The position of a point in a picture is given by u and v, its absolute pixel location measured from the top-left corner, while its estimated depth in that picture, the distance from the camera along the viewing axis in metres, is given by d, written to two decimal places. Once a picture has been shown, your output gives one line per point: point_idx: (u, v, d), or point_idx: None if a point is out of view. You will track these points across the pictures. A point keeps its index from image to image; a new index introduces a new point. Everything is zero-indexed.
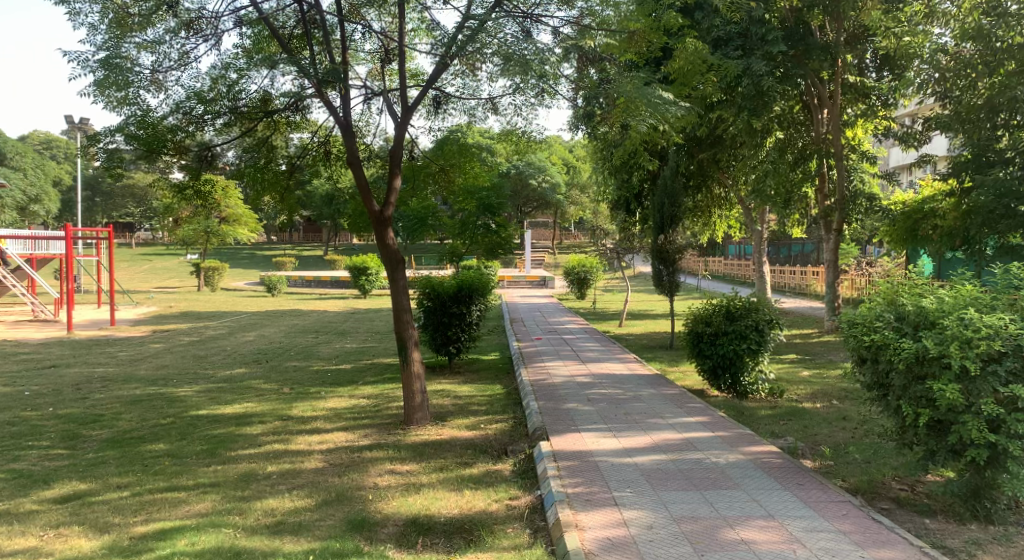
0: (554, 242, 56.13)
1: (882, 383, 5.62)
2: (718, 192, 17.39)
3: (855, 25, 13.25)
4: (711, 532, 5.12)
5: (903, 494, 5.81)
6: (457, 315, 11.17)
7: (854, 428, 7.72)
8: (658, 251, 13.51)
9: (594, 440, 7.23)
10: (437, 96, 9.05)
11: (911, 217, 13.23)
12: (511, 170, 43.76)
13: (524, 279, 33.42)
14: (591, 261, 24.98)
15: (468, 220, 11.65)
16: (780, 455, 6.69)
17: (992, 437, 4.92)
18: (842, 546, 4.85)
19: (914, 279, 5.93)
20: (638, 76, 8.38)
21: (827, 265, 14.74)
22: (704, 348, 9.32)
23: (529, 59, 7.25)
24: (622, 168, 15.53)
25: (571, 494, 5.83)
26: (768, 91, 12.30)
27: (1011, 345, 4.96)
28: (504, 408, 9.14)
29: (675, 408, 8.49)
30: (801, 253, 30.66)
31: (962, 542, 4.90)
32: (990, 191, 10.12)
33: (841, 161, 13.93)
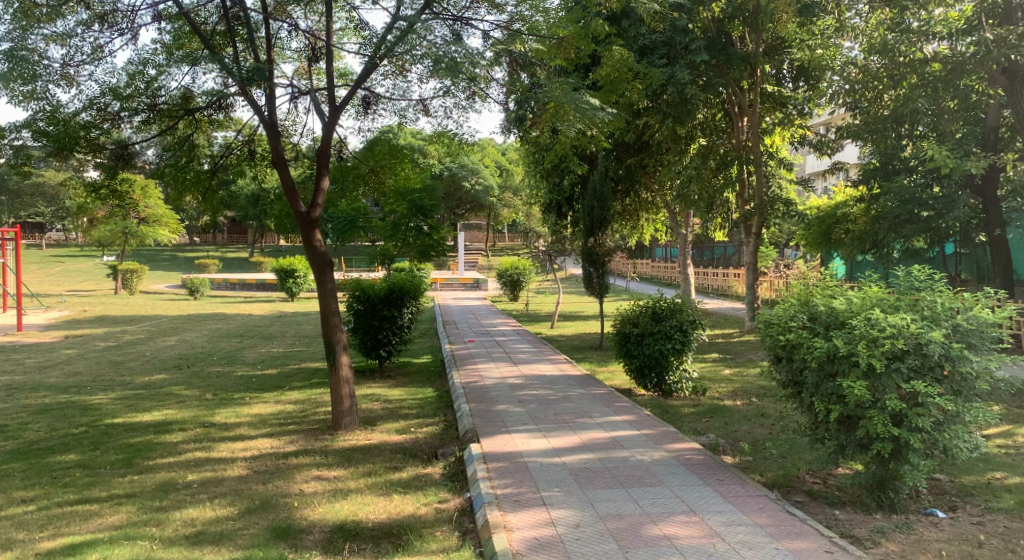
0: (486, 245, 56.23)
1: (796, 380, 5.89)
2: (645, 197, 17.74)
3: (773, 37, 13.75)
4: (635, 529, 5.24)
5: (815, 487, 6.08)
6: (388, 318, 11.08)
7: (771, 424, 8.02)
8: (588, 253, 13.70)
9: (522, 441, 7.29)
10: (366, 96, 8.93)
11: (826, 220, 13.81)
12: (443, 171, 43.52)
13: (456, 280, 33.47)
14: (523, 263, 25.14)
15: (400, 222, 11.69)
16: (702, 451, 6.90)
17: (895, 431, 5.20)
18: (758, 539, 5.04)
19: (826, 281, 6.22)
20: (567, 81, 8.53)
21: (747, 267, 15.19)
22: (631, 349, 9.52)
23: (459, 61, 7.25)
24: (554, 172, 15.75)
25: (500, 495, 5.88)
26: (692, 99, 12.68)
27: (912, 344, 5.25)
28: (435, 411, 9.13)
29: (603, 408, 8.64)
30: (723, 255, 31.69)
31: (868, 531, 5.16)
32: (896, 198, 11.32)
33: (760, 167, 14.40)
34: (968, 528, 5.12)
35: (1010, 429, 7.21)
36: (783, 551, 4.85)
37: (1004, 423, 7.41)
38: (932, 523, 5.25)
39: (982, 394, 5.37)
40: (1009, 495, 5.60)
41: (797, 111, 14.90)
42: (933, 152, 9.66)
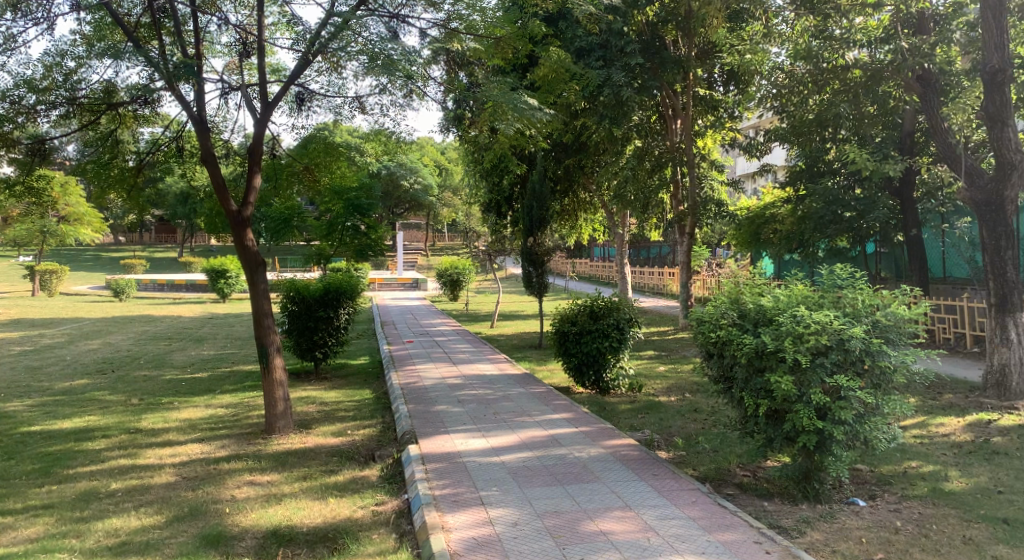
0: (425, 244, 55.94)
1: (727, 376, 6.06)
2: (583, 197, 17.90)
3: (704, 42, 14.07)
4: (571, 525, 5.29)
5: (746, 480, 6.26)
6: (324, 319, 10.88)
7: (704, 419, 8.22)
8: (528, 253, 13.76)
9: (461, 441, 7.27)
10: (300, 93, 8.75)
11: (754, 221, 14.22)
12: (381, 170, 43.07)
13: (394, 280, 33.24)
14: (463, 263, 25.06)
15: (336, 223, 11.65)
16: (638, 447, 7.02)
17: (820, 424, 5.38)
18: (691, 532, 5.15)
19: (755, 280, 6.40)
20: (504, 81, 8.59)
21: (682, 266, 15.46)
22: (570, 347, 9.61)
23: (395, 59, 7.22)
24: (493, 172, 15.70)
25: (438, 496, 5.85)
26: (627, 101, 12.86)
27: (835, 340, 5.45)
28: (372, 413, 9.02)
29: (541, 407, 8.69)
30: (660, 256, 32.36)
31: (794, 521, 5.33)
32: (821, 199, 12.30)
33: (693, 169, 14.72)
34: (887, 515, 5.35)
35: (925, 420, 7.58)
36: (715, 543, 4.97)
37: (919, 414, 7.79)
38: (854, 511, 5.47)
39: (899, 386, 5.62)
40: (923, 483, 5.87)
41: (727, 114, 15.31)
42: (854, 156, 10.05)
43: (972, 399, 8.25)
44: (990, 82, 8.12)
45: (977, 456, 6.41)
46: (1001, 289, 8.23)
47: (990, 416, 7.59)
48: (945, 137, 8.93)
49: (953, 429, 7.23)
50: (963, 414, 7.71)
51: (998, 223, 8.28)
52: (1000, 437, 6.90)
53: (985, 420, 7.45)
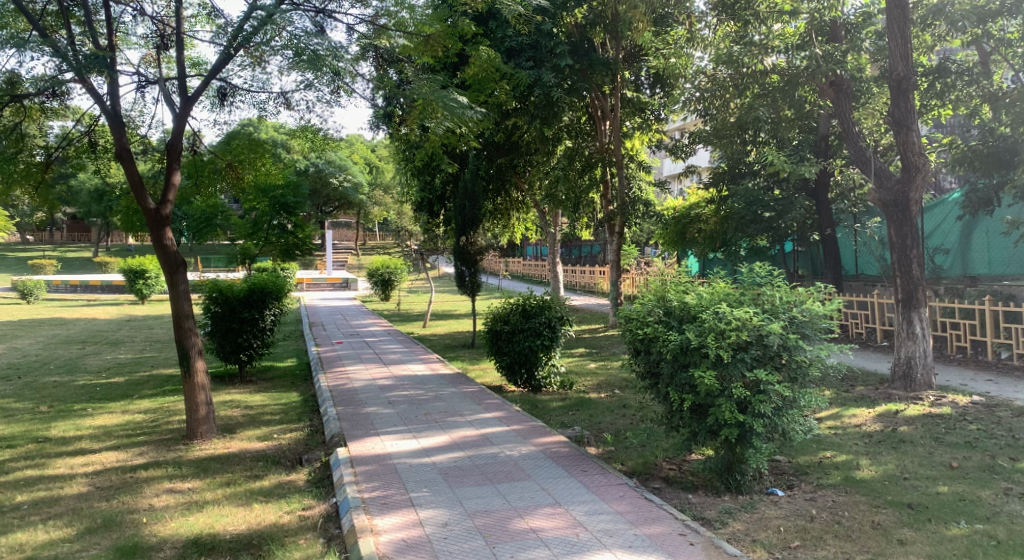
0: (355, 243, 55.16)
1: (653, 372, 6.19)
2: (515, 196, 17.93)
3: (631, 45, 14.35)
4: (502, 524, 5.30)
5: (671, 473, 6.41)
6: (249, 320, 10.60)
7: (633, 415, 8.38)
8: (460, 252, 13.73)
9: (391, 443, 7.19)
10: (221, 87, 8.47)
11: (680, 221, 14.63)
12: (309, 167, 42.24)
13: (323, 279, 32.72)
14: (395, 262, 24.78)
15: (261, 221, 11.35)
16: (568, 444, 7.10)
17: (741, 418, 5.54)
18: (619, 526, 5.23)
19: (680, 279, 6.55)
20: (434, 78, 8.56)
21: (612, 265, 15.66)
22: (502, 346, 9.63)
23: (321, 54, 7.16)
24: (425, 169, 15.56)
25: (367, 499, 5.78)
26: (557, 101, 13.01)
27: (754, 335, 5.63)
28: (300, 416, 8.84)
29: (473, 406, 8.69)
30: (591, 254, 32.87)
31: (717, 513, 5.49)
32: (743, 200, 12.81)
33: (622, 169, 14.98)
34: (803, 504, 5.57)
35: (838, 411, 7.93)
36: (641, 536, 5.06)
37: (833, 406, 8.15)
38: (773, 501, 5.67)
39: (815, 380, 5.85)
40: (837, 472, 6.13)
41: (654, 117, 15.64)
42: (773, 158, 10.41)
43: (881, 390, 8.68)
44: (896, 89, 8.55)
45: (885, 444, 6.74)
46: (908, 286, 8.65)
47: (898, 406, 7.99)
48: (856, 141, 9.33)
49: (864, 419, 7.58)
50: (873, 404, 8.10)
51: (904, 223, 8.72)
52: (906, 426, 7.27)
53: (893, 410, 7.85)
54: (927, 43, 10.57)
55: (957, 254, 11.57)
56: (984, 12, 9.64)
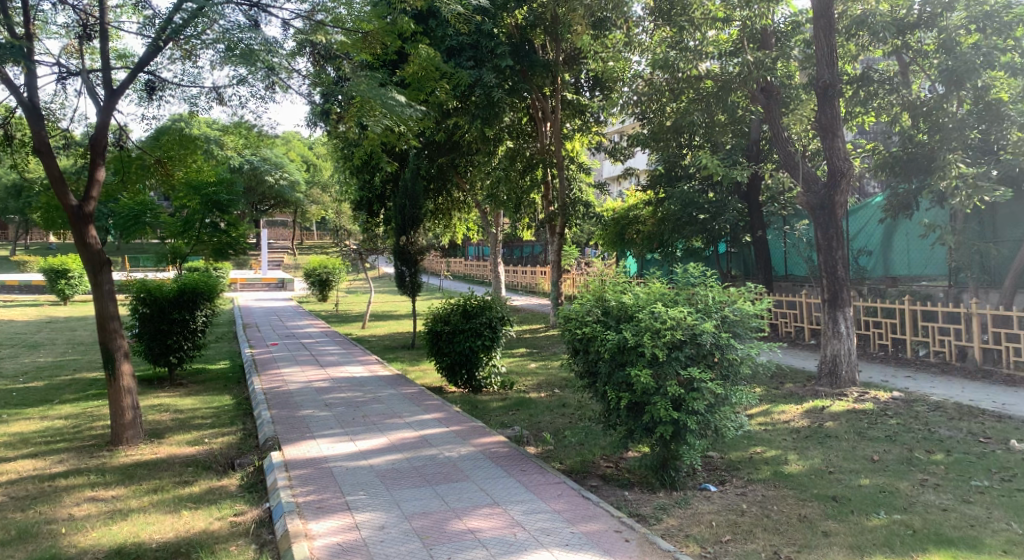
0: (292, 243, 54.14)
1: (591, 371, 6.26)
2: (457, 196, 17.86)
3: (570, 47, 14.47)
4: (439, 526, 5.27)
5: (608, 471, 6.49)
6: (179, 322, 10.29)
7: (572, 414, 8.45)
8: (400, 252, 13.59)
9: (327, 446, 7.07)
10: (150, 80, 8.18)
11: (619, 222, 15.19)
12: (245, 165, 41.26)
13: (258, 280, 32.11)
14: (332, 262, 24.42)
15: (193, 219, 11.00)
16: (508, 444, 7.11)
17: (676, 415, 5.64)
18: (556, 525, 5.26)
19: (618, 279, 6.63)
20: (373, 75, 8.46)
21: (553, 266, 15.76)
22: (442, 347, 9.59)
23: (255, 49, 7.03)
24: (363, 168, 15.32)
25: (301, 503, 5.66)
26: (498, 102, 13.04)
27: (688, 334, 5.74)
28: (232, 419, 8.61)
29: (412, 407, 8.63)
30: (532, 254, 33.11)
31: (652, 509, 5.58)
32: (678, 202, 13.06)
33: (562, 170, 15.11)
34: (734, 499, 5.71)
35: (768, 407, 8.17)
36: (578, 534, 5.10)
37: (763, 403, 8.38)
38: (705, 496, 5.80)
39: (745, 377, 6.00)
40: (766, 466, 6.32)
41: (594, 119, 15.81)
42: (708, 162, 10.65)
43: (808, 387, 8.98)
44: (822, 96, 8.85)
45: (812, 439, 6.97)
46: (833, 286, 8.96)
47: (824, 402, 8.27)
48: (785, 146, 9.63)
49: (792, 415, 7.83)
50: (801, 401, 8.37)
51: (829, 225, 9.04)
52: (832, 421, 7.54)
53: (820, 406, 8.13)
54: (852, 53, 10.99)
55: (879, 256, 12.08)
56: (904, 24, 10.22)
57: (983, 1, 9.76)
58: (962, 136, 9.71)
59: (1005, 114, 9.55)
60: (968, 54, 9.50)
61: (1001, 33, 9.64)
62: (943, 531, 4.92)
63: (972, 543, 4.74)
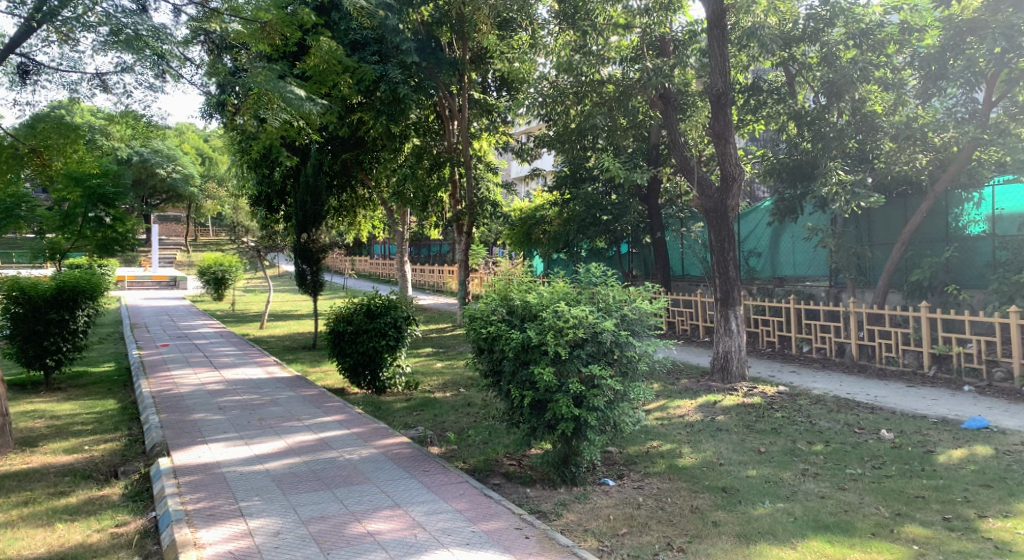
0: (186, 239, 51.81)
1: (496, 370, 6.27)
2: (361, 193, 17.43)
3: (477, 46, 14.49)
4: (337, 529, 5.16)
5: (511, 469, 6.53)
6: (57, 322, 9.62)
7: (476, 413, 8.46)
8: (301, 250, 13.25)
9: (220, 451, 6.80)
10: (22, 63, 7.64)
11: (526, 222, 15.55)
12: (133, 156, 39.15)
13: (148, 279, 30.59)
14: (229, 260, 23.51)
15: (74, 212, 10.26)
16: (410, 445, 7.05)
17: (577, 412, 5.74)
18: (457, 524, 5.25)
19: (524, 279, 6.67)
20: (272, 67, 8.19)
21: (460, 264, 15.67)
22: (345, 347, 9.42)
23: (142, 35, 6.75)
24: (263, 162, 14.67)
25: (191, 511, 5.41)
26: (405, 99, 12.86)
27: (590, 333, 5.83)
28: (116, 424, 8.14)
29: (312, 409, 8.42)
30: (439, 253, 33.06)
31: (552, 505, 5.66)
32: (583, 204, 13.57)
33: (470, 170, 15.08)
34: (631, 492, 5.86)
35: (664, 403, 8.44)
36: (479, 533, 5.10)
37: (660, 398, 8.65)
38: (604, 491, 5.93)
39: (643, 374, 6.15)
40: (661, 460, 6.52)
41: (501, 119, 15.87)
42: (609, 164, 10.89)
43: (702, 382, 9.33)
44: (716, 104, 9.19)
45: (705, 433, 7.25)
46: (725, 286, 9.35)
47: (716, 397, 8.62)
48: (682, 151, 9.96)
49: (687, 410, 8.12)
50: (695, 396, 8.70)
51: (721, 228, 9.42)
52: (723, 415, 7.85)
53: (712, 400, 8.46)
54: (743, 63, 11.49)
55: (768, 257, 12.72)
56: (789, 37, 10.79)
57: (860, 18, 10.42)
58: (841, 145, 10.32)
59: (879, 126, 10.24)
60: (847, 68, 10.11)
61: (875, 49, 10.33)
62: (820, 517, 5.21)
63: (846, 527, 5.04)
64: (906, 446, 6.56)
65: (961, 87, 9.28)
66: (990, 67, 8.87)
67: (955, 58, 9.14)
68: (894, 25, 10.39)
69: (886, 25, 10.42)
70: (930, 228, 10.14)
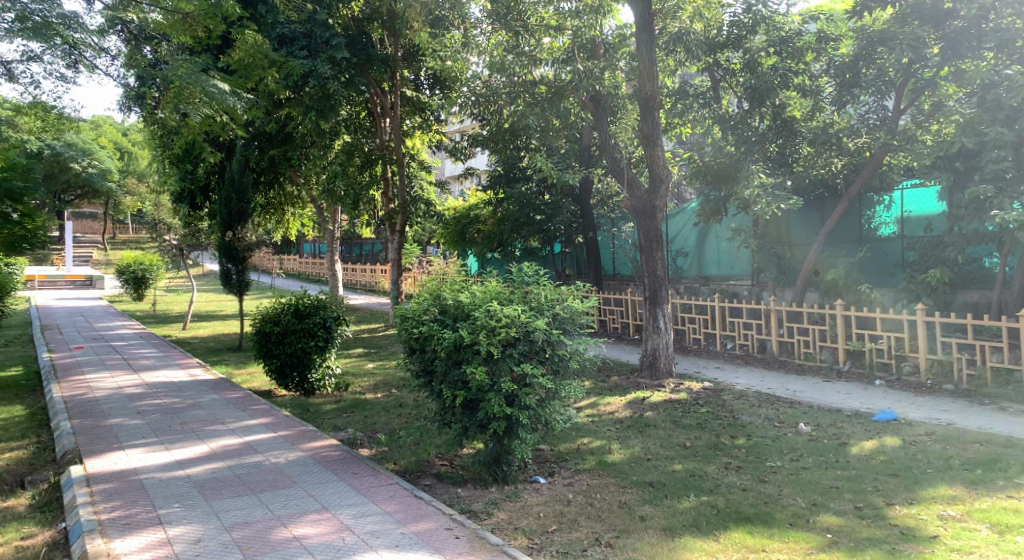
0: (104, 237, 49.66)
1: (427, 370, 6.23)
2: (290, 190, 17.07)
3: (410, 43, 14.35)
4: (262, 535, 5.03)
5: (443, 469, 6.51)
6: None
7: (408, 413, 8.38)
8: (226, 249, 12.85)
9: (137, 457, 6.53)
10: None
11: (460, 221, 15.64)
12: (45, 149, 37.26)
13: (62, 279, 29.23)
14: (150, 259, 22.66)
15: None
16: (339, 447, 6.93)
17: (509, 411, 5.75)
18: (386, 527, 5.19)
19: (457, 278, 6.65)
20: (194, 60, 7.94)
21: (392, 264, 15.47)
22: (272, 348, 9.17)
23: (51, 23, 6.46)
24: (185, 158, 14.16)
25: (105, 521, 5.19)
26: (335, 95, 12.56)
27: (522, 332, 5.84)
28: (24, 431, 7.73)
29: (237, 413, 8.19)
30: (371, 252, 32.63)
31: (483, 504, 5.66)
32: (517, 203, 13.73)
33: (402, 168, 14.89)
34: (561, 490, 5.92)
35: (595, 400, 8.56)
36: (409, 535, 5.06)
37: (591, 396, 8.77)
38: (535, 489, 5.97)
39: (575, 372, 6.22)
40: (592, 457, 6.61)
41: (434, 117, 15.76)
42: (542, 164, 10.94)
43: (631, 379, 9.50)
44: (644, 107, 9.36)
45: (634, 429, 7.39)
46: (654, 285, 9.53)
47: (645, 394, 8.79)
48: (613, 154, 10.09)
49: (617, 407, 8.25)
50: (625, 393, 8.85)
51: (650, 228, 9.61)
52: (651, 411, 8.02)
53: (641, 397, 8.63)
54: (671, 67, 11.67)
55: (694, 257, 13.03)
56: (714, 43, 11.08)
57: (780, 26, 10.76)
58: (763, 149, 10.66)
59: (798, 130, 10.53)
60: (768, 75, 10.47)
61: (795, 57, 10.70)
62: (741, 509, 5.37)
63: (765, 518, 5.21)
64: (822, 438, 6.84)
65: (872, 95, 9.87)
66: (899, 77, 9.36)
67: (866, 68, 9.64)
68: (811, 34, 10.83)
69: (804, 33, 10.82)
70: (845, 230, 10.62)
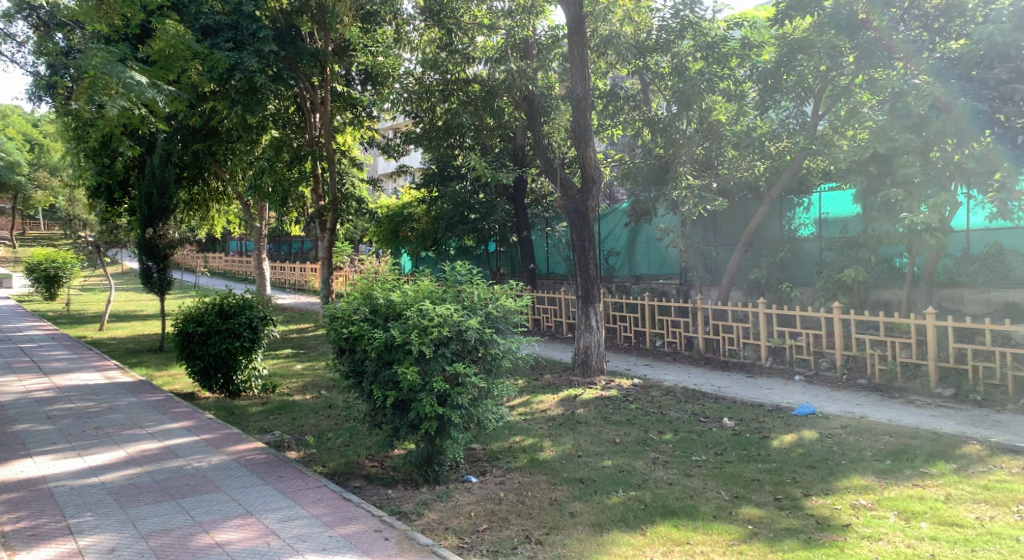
0: (13, 234, 47.06)
1: (357, 370, 6.15)
2: (215, 185, 16.57)
3: (340, 38, 14.08)
4: (182, 542, 4.85)
5: (373, 470, 6.42)
6: None
7: (337, 415, 8.23)
8: (146, 246, 12.34)
9: (46, 465, 6.22)
10: None
11: (393, 219, 15.51)
12: None
13: None
14: (64, 257, 21.62)
15: None
16: (265, 450, 6.75)
17: (441, 411, 5.72)
18: (313, 530, 5.09)
19: (388, 277, 6.57)
20: (111, 50, 7.62)
21: (323, 262, 15.20)
22: (195, 349, 8.87)
23: None
24: (103, 151, 13.59)
25: (10, 533, 4.91)
26: (261, 88, 12.36)
27: (454, 331, 5.81)
28: None
29: (157, 416, 7.88)
30: (300, 250, 31.91)
31: (413, 505, 5.61)
32: (450, 201, 13.67)
33: (333, 164, 14.62)
34: (493, 488, 5.92)
35: (528, 399, 8.59)
36: (336, 537, 4.97)
37: (524, 394, 8.81)
38: (467, 488, 5.96)
39: (507, 371, 6.23)
40: (524, 455, 6.63)
41: (366, 113, 15.50)
42: (475, 163, 10.92)
43: (564, 378, 9.58)
44: (576, 109, 9.47)
45: (566, 426, 7.46)
46: (585, 284, 9.65)
47: (577, 391, 8.88)
48: (546, 154, 10.15)
49: (549, 405, 8.31)
50: (557, 391, 8.92)
51: (582, 227, 9.68)
52: (583, 408, 8.10)
53: (573, 395, 8.71)
54: (602, 70, 12.04)
55: (625, 257, 13.30)
56: (643, 46, 11.25)
57: (706, 32, 11.04)
58: (690, 152, 10.90)
59: (722, 134, 10.81)
60: (695, 79, 10.72)
61: (720, 62, 11.00)
62: (668, 503, 5.48)
63: (690, 511, 5.33)
64: (745, 432, 7.05)
65: (793, 101, 10.14)
66: (817, 83, 9.70)
67: (788, 74, 9.91)
68: (736, 40, 11.14)
69: (729, 40, 11.13)
70: (768, 231, 10.99)
